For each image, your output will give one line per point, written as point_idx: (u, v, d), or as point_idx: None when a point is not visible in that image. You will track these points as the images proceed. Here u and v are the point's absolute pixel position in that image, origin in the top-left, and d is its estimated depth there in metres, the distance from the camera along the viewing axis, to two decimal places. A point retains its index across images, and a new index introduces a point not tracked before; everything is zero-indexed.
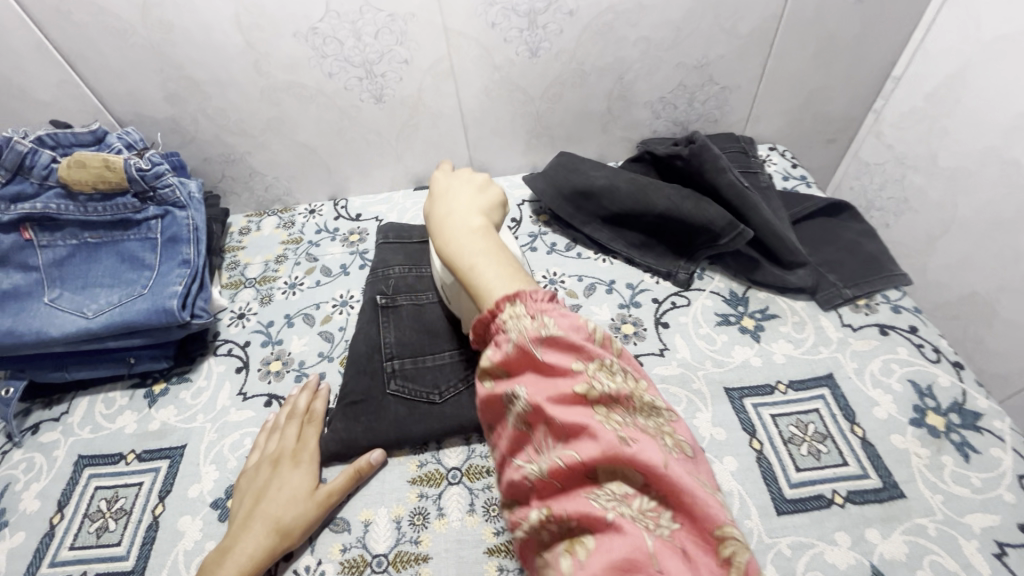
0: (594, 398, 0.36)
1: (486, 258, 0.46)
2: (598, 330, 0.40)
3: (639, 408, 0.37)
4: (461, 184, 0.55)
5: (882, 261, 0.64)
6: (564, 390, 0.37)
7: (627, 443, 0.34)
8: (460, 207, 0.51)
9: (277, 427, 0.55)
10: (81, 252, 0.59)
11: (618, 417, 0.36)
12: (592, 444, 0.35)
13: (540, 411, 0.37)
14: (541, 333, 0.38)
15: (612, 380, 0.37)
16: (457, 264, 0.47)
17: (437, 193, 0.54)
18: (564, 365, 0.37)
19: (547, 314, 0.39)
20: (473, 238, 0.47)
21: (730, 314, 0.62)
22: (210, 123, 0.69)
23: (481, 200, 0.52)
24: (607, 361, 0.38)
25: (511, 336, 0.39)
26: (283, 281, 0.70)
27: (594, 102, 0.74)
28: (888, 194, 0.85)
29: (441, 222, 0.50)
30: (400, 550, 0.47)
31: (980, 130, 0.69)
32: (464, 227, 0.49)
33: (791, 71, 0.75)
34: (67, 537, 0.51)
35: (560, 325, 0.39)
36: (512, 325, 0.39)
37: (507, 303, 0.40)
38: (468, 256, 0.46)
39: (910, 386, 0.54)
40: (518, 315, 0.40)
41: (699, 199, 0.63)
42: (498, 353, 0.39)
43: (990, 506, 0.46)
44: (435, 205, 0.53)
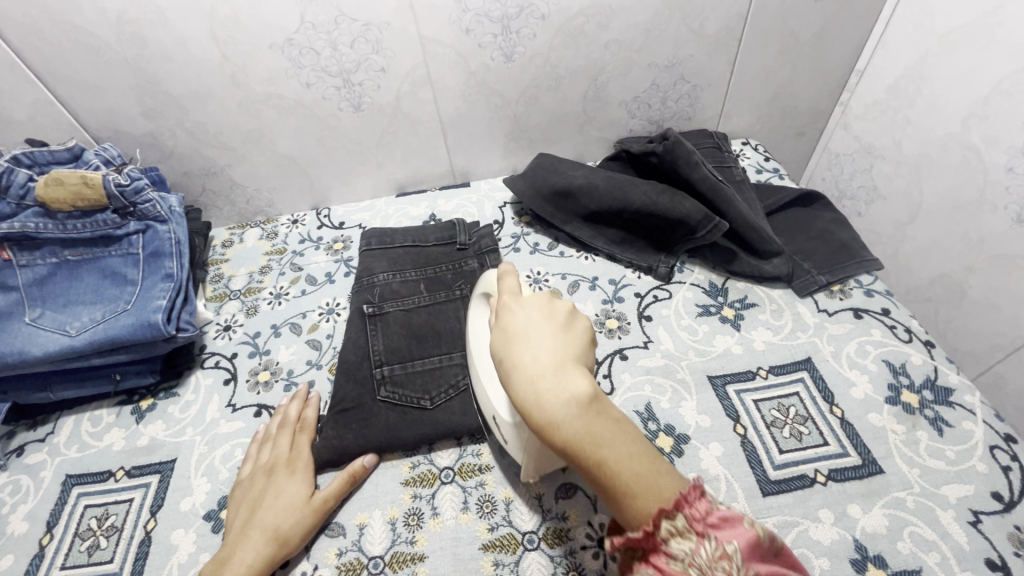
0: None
1: (620, 440, 0.34)
2: (775, 538, 0.29)
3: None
4: (534, 317, 0.41)
5: (853, 247, 0.66)
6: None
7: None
8: (552, 350, 0.38)
9: (269, 437, 0.55)
10: (62, 270, 0.58)
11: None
12: None
13: None
14: (722, 562, 0.27)
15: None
16: (580, 452, 0.34)
17: (504, 327, 0.41)
18: None
19: (717, 526, 0.29)
20: (591, 411, 0.35)
21: (710, 305, 0.63)
22: (189, 137, 0.69)
23: (568, 337, 0.40)
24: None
25: (682, 571, 0.28)
26: (268, 292, 0.70)
27: (570, 104, 0.75)
28: (858, 182, 0.88)
29: (530, 377, 0.37)
30: (395, 551, 0.47)
31: (940, 119, 0.72)
32: (570, 388, 0.36)
33: (759, 67, 0.77)
34: (57, 558, 0.50)
35: (739, 545, 0.28)
36: (678, 551, 0.29)
37: (663, 518, 0.30)
38: (593, 441, 0.33)
39: (884, 366, 0.56)
40: (680, 533, 0.29)
41: (675, 194, 0.64)
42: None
43: (964, 477, 0.48)
44: (511, 346, 0.39)
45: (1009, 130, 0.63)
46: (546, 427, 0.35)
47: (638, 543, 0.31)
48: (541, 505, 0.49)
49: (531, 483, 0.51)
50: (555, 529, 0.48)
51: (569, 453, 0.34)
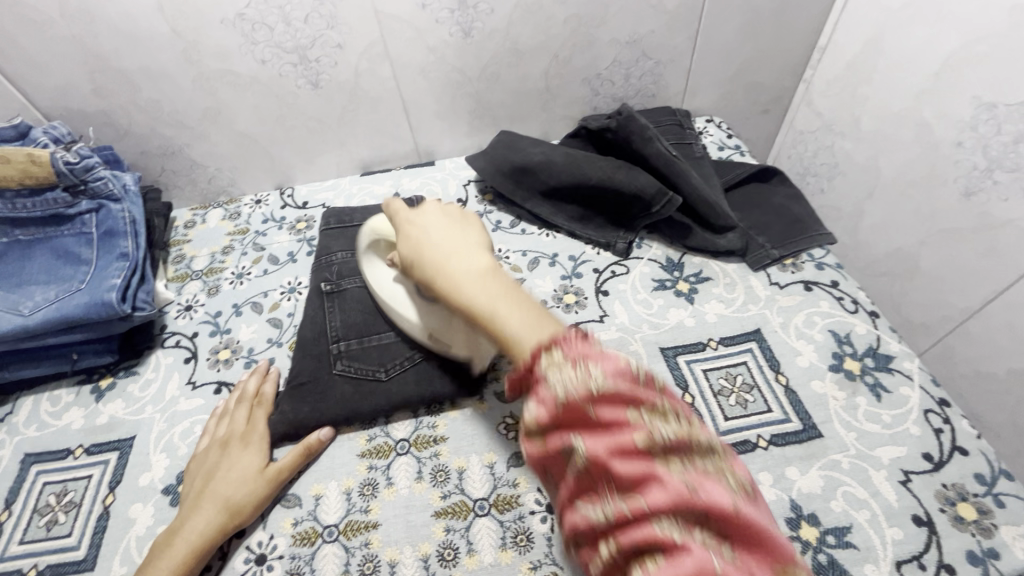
0: (656, 446, 0.30)
1: (504, 298, 0.40)
2: (646, 372, 0.33)
3: (706, 452, 0.30)
4: (434, 224, 0.46)
5: (807, 222, 0.67)
6: (623, 441, 0.30)
7: (697, 492, 0.28)
8: (445, 234, 0.45)
9: (226, 412, 0.55)
10: (14, 250, 0.59)
11: (684, 462, 0.30)
12: (659, 489, 0.29)
13: (598, 467, 0.30)
14: (588, 383, 0.32)
15: (676, 425, 0.31)
16: (472, 307, 0.40)
17: (401, 224, 0.48)
18: (619, 414, 0.31)
19: (590, 358, 0.33)
20: (482, 274, 0.41)
21: (666, 279, 0.64)
22: (143, 115, 0.68)
23: (462, 224, 0.47)
24: (663, 405, 0.32)
25: (554, 391, 0.32)
26: (229, 271, 0.70)
27: (532, 80, 0.75)
28: (821, 159, 0.89)
29: (431, 254, 0.44)
30: (350, 519, 0.49)
31: (895, 94, 0.73)
32: (466, 258, 0.43)
33: (721, 44, 0.77)
34: (16, 533, 0.51)
35: (606, 369, 0.32)
36: (553, 377, 0.33)
37: (544, 353, 0.34)
38: (483, 296, 0.40)
39: (830, 336, 0.58)
40: (558, 364, 0.33)
41: (630, 169, 0.65)
42: (542, 408, 0.33)
43: (898, 439, 0.50)
44: (413, 235, 0.46)
45: (959, 105, 0.65)
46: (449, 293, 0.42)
47: (522, 376, 0.36)
48: (493, 473, 0.51)
49: (484, 452, 0.52)
50: (505, 496, 0.49)
51: (465, 309, 0.40)
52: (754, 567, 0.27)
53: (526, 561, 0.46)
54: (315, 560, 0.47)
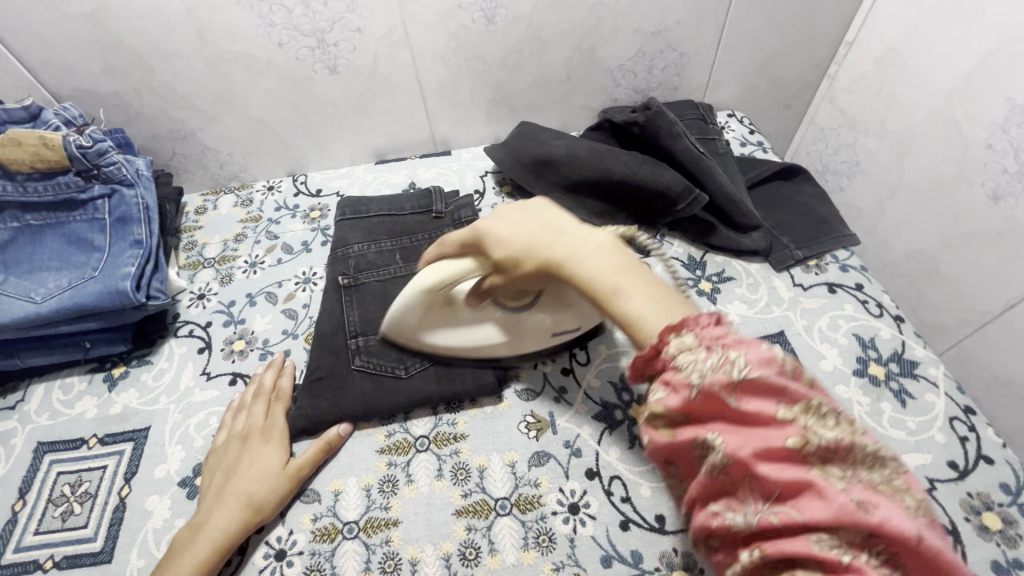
0: (812, 452, 0.28)
1: (630, 275, 0.38)
2: (793, 359, 0.31)
3: (870, 460, 0.28)
4: (526, 219, 0.43)
5: (832, 223, 0.66)
6: (771, 441, 0.29)
7: (868, 510, 0.26)
8: (532, 217, 0.43)
9: (243, 406, 0.54)
10: (24, 235, 0.57)
11: (845, 472, 0.28)
12: (816, 500, 0.27)
13: (741, 467, 0.30)
14: (730, 372, 0.30)
15: (836, 428, 0.28)
16: (595, 284, 0.38)
17: (475, 234, 0.44)
18: (766, 409, 0.30)
19: (731, 344, 0.31)
20: (601, 243, 0.40)
21: (688, 278, 0.63)
22: (155, 97, 0.66)
23: (539, 206, 0.45)
24: (818, 401, 0.29)
25: (687, 377, 0.32)
26: (242, 260, 0.69)
27: (553, 69, 0.73)
28: (842, 157, 0.88)
29: (537, 244, 0.41)
30: (370, 516, 0.48)
31: (924, 93, 0.71)
32: (576, 235, 0.41)
33: (748, 37, 0.76)
34: (31, 523, 0.50)
35: (751, 357, 0.30)
36: (685, 363, 0.32)
37: (672, 335, 0.33)
38: (606, 271, 0.38)
39: (854, 340, 0.57)
40: (689, 349, 0.32)
41: (656, 164, 0.64)
42: (672, 396, 0.33)
43: (923, 447, 0.50)
44: (502, 235, 0.42)
45: (991, 106, 0.63)
46: (578, 275, 0.39)
47: (646, 357, 0.35)
48: (515, 472, 0.50)
49: (504, 451, 0.51)
50: (527, 496, 0.49)
51: (591, 288, 0.39)
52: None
53: (548, 562, 0.45)
54: (336, 557, 0.46)
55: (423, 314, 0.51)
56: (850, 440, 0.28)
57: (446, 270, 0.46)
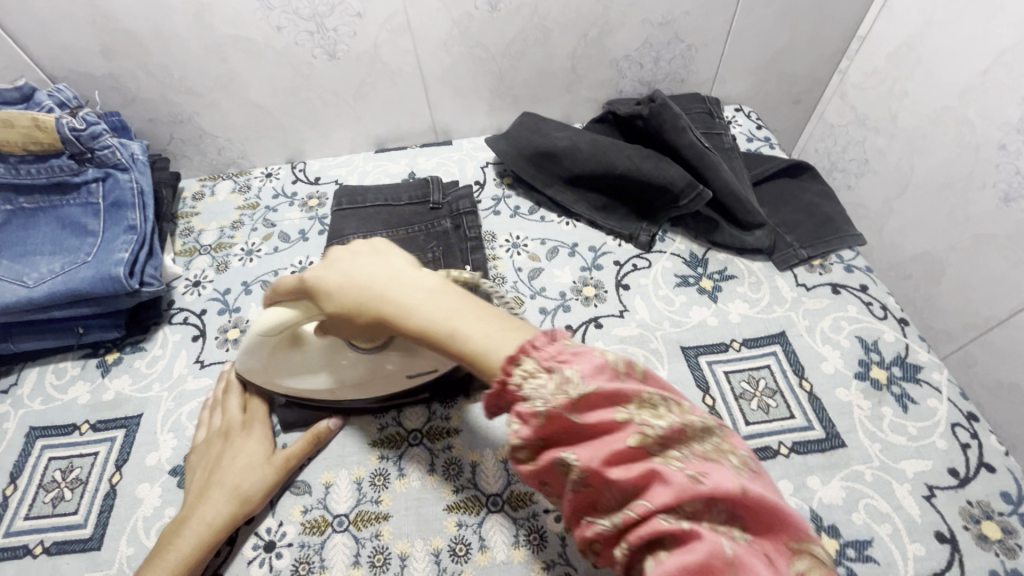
0: (651, 443, 0.29)
1: (466, 309, 0.36)
2: (622, 357, 0.32)
3: (700, 433, 0.30)
4: (353, 264, 0.39)
5: (838, 222, 0.64)
6: (616, 446, 0.29)
7: (701, 481, 0.27)
8: (361, 263, 0.39)
9: (219, 403, 0.54)
10: (18, 218, 0.57)
11: (681, 450, 0.29)
12: (661, 486, 0.28)
13: (596, 476, 0.29)
14: (568, 392, 0.30)
15: (667, 415, 0.30)
16: (429, 331, 0.35)
17: (303, 283, 0.41)
18: (607, 417, 0.30)
19: (564, 361, 0.31)
20: (430, 288, 0.37)
21: (689, 275, 0.62)
22: (152, 80, 0.65)
23: (374, 249, 0.41)
24: (648, 394, 0.30)
25: (532, 407, 0.30)
26: (239, 248, 0.68)
27: (558, 59, 0.72)
28: (850, 154, 0.86)
29: (366, 293, 0.38)
30: (361, 510, 0.48)
31: (937, 91, 0.69)
32: (405, 279, 0.38)
33: (757, 29, 0.74)
34: (21, 508, 0.50)
35: (584, 371, 0.30)
36: (531, 392, 0.31)
37: (511, 368, 0.32)
38: (439, 314, 0.35)
39: (857, 342, 0.56)
40: (532, 375, 0.31)
41: (660, 159, 0.62)
42: (523, 426, 0.31)
43: (923, 453, 0.49)
44: (332, 282, 0.39)
45: (1006, 105, 0.62)
46: (410, 323, 0.36)
47: (498, 393, 0.33)
48: (507, 469, 0.50)
49: (497, 447, 0.51)
50: (519, 493, 0.48)
51: (425, 337, 0.36)
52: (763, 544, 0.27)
53: (538, 560, 0.45)
54: (325, 550, 0.46)
55: (271, 355, 0.47)
56: (679, 422, 0.29)
57: (284, 311, 0.43)
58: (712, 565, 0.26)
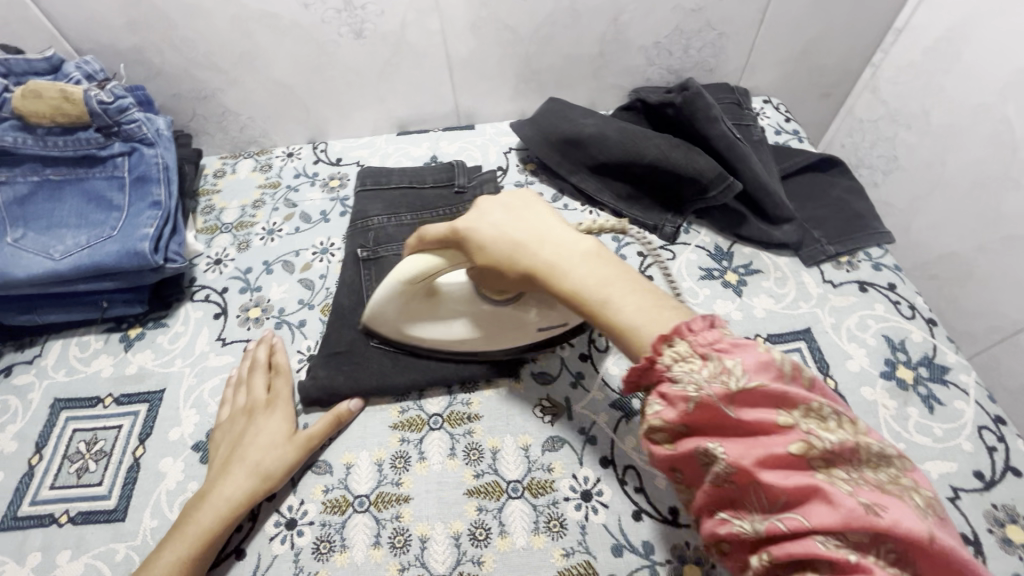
0: (815, 456, 0.29)
1: (618, 282, 0.38)
2: (792, 360, 0.32)
3: (877, 460, 0.29)
4: (508, 220, 0.42)
5: (867, 218, 0.63)
6: (775, 451, 0.29)
7: (877, 512, 0.27)
8: (517, 219, 0.42)
9: (242, 381, 0.54)
10: (44, 189, 0.56)
11: (848, 473, 0.29)
12: (824, 506, 0.28)
13: (746, 476, 0.30)
14: (727, 383, 0.31)
15: (835, 432, 0.29)
16: (581, 298, 0.38)
17: (456, 232, 0.43)
18: (766, 418, 0.30)
19: (725, 350, 0.32)
20: (587, 252, 0.39)
21: (714, 268, 0.62)
22: (177, 55, 0.64)
23: (526, 205, 0.43)
24: (818, 404, 0.30)
25: (683, 390, 0.32)
26: (260, 227, 0.68)
27: (586, 44, 0.70)
28: (878, 151, 0.84)
29: (520, 252, 0.41)
30: (381, 491, 0.48)
31: (975, 87, 0.68)
32: (557, 239, 0.40)
33: (791, 18, 0.72)
34: (46, 478, 0.51)
35: (746, 365, 0.31)
36: (681, 374, 0.32)
37: (664, 346, 0.33)
38: (593, 283, 0.38)
39: (883, 341, 0.55)
40: (686, 358, 0.33)
41: (690, 148, 0.61)
42: (669, 409, 0.33)
43: (948, 454, 0.48)
44: (485, 237, 0.42)
45: None
46: (565, 288, 0.39)
47: (641, 368, 0.35)
48: (528, 456, 0.50)
49: (519, 434, 0.51)
50: (540, 480, 0.48)
51: (576, 300, 0.38)
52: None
53: (558, 547, 0.45)
54: (346, 529, 0.46)
55: (405, 305, 0.50)
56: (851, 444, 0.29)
57: (429, 259, 0.45)
58: None
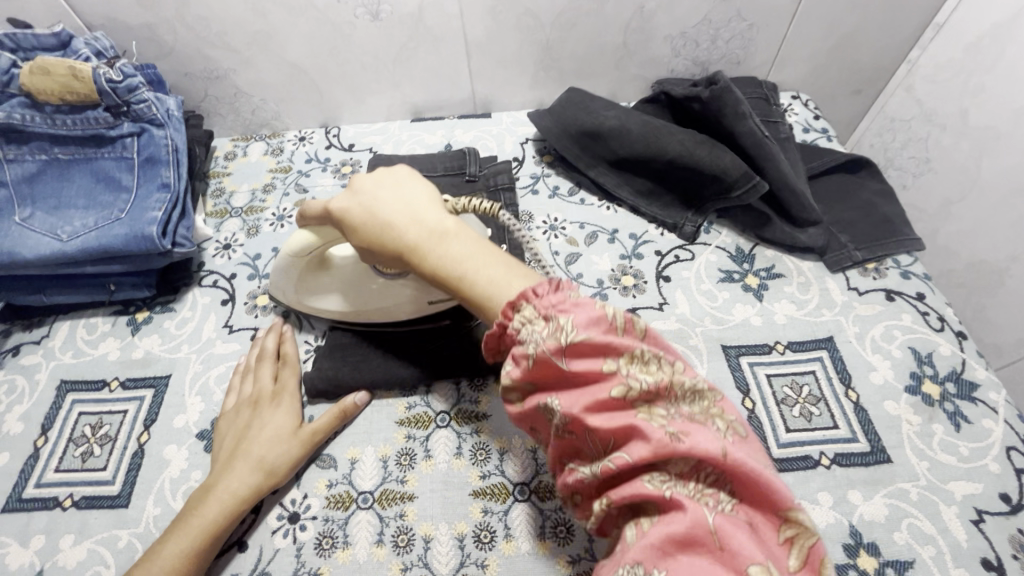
0: (635, 397, 0.31)
1: (476, 256, 0.39)
2: (623, 313, 0.33)
3: (688, 396, 0.31)
4: (376, 198, 0.42)
5: (897, 224, 0.61)
6: (601, 396, 0.31)
7: (680, 439, 0.29)
8: (382, 197, 0.42)
9: (249, 370, 0.53)
10: (52, 168, 0.56)
11: (667, 410, 0.31)
12: (640, 443, 0.30)
13: (579, 424, 0.32)
14: (560, 339, 0.32)
15: (654, 373, 0.31)
16: (443, 274, 0.39)
17: (329, 211, 0.44)
18: (594, 367, 0.32)
19: (562, 310, 0.33)
20: (449, 230, 0.40)
21: (734, 271, 0.59)
22: (189, 34, 0.63)
23: (398, 181, 0.44)
24: (641, 349, 0.32)
25: (525, 350, 0.33)
26: (270, 212, 0.67)
27: (610, 32, 0.68)
28: (910, 152, 0.81)
29: (387, 231, 0.41)
30: (385, 488, 0.47)
31: (1018, 89, 0.64)
32: (423, 218, 0.41)
33: (827, 10, 0.68)
34: (51, 460, 0.50)
35: (578, 321, 0.32)
36: (528, 336, 0.33)
37: (513, 310, 0.34)
38: (455, 259, 0.39)
39: (910, 353, 0.53)
40: (531, 321, 0.33)
41: (714, 146, 0.59)
42: (517, 367, 0.34)
43: (974, 475, 0.46)
44: (356, 217, 0.42)
45: None
46: (426, 266, 0.40)
47: (497, 334, 0.36)
48: (536, 459, 0.48)
49: (527, 435, 0.50)
50: (547, 484, 0.47)
51: (439, 277, 0.40)
52: (739, 504, 0.29)
53: (564, 554, 0.44)
54: (349, 526, 0.46)
55: (302, 278, 0.52)
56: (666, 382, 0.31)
57: (309, 234, 0.47)
58: (691, 531, 0.28)
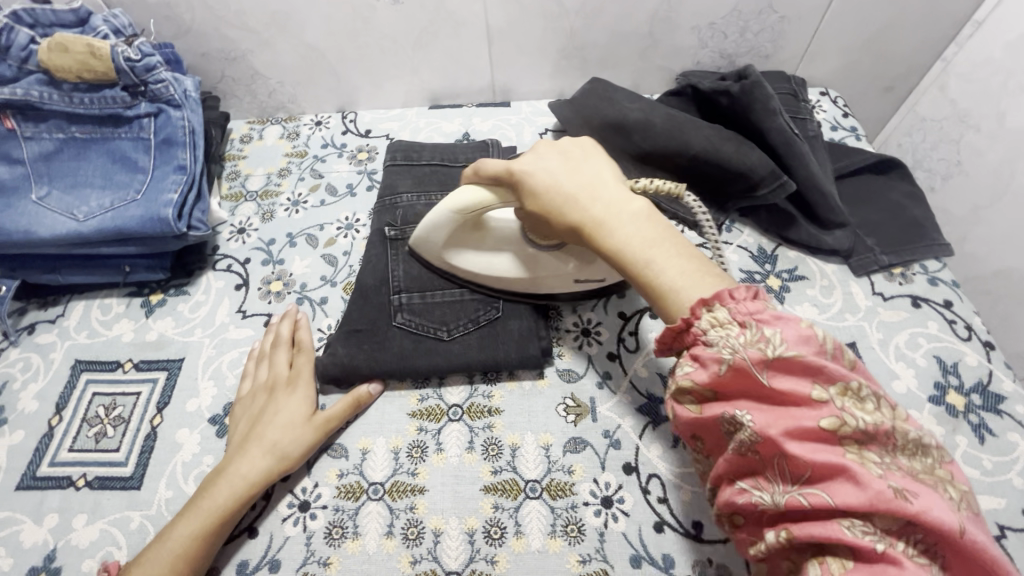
0: (846, 433, 0.30)
1: (662, 245, 0.39)
2: (833, 339, 0.32)
3: (910, 449, 0.30)
4: (557, 168, 0.43)
5: (926, 227, 0.59)
6: (803, 423, 0.31)
7: (907, 498, 0.28)
8: (568, 169, 0.43)
9: (264, 355, 0.53)
10: (69, 147, 0.55)
11: (881, 457, 0.30)
12: (850, 486, 0.29)
13: (770, 445, 0.32)
14: (764, 350, 0.32)
15: (868, 412, 0.31)
16: (623, 254, 0.39)
17: (512, 172, 0.44)
18: (799, 390, 0.31)
19: (764, 321, 0.33)
20: (637, 213, 0.40)
21: (756, 271, 0.58)
22: (207, 13, 0.62)
23: (583, 155, 0.44)
24: (857, 384, 0.31)
25: (717, 353, 0.33)
26: (285, 197, 0.66)
27: (636, 21, 0.66)
28: (939, 153, 0.78)
29: (575, 203, 0.41)
30: (396, 480, 0.47)
31: None
32: (609, 194, 0.41)
33: (863, 3, 0.66)
34: (65, 440, 0.51)
35: (787, 337, 0.32)
36: (715, 339, 0.34)
37: (703, 309, 0.35)
38: (638, 243, 0.39)
39: (934, 362, 0.52)
40: (721, 324, 0.34)
41: (741, 143, 0.57)
42: (700, 370, 0.34)
43: (998, 490, 0.45)
44: (541, 182, 0.43)
45: None
46: (608, 244, 0.40)
47: (676, 329, 0.36)
48: (549, 456, 0.48)
49: (540, 432, 0.49)
50: (559, 482, 0.47)
51: (618, 258, 0.39)
52: None
53: (575, 553, 0.44)
54: (359, 517, 0.46)
55: (453, 234, 0.50)
56: (881, 426, 0.30)
57: (482, 191, 0.46)
58: None
